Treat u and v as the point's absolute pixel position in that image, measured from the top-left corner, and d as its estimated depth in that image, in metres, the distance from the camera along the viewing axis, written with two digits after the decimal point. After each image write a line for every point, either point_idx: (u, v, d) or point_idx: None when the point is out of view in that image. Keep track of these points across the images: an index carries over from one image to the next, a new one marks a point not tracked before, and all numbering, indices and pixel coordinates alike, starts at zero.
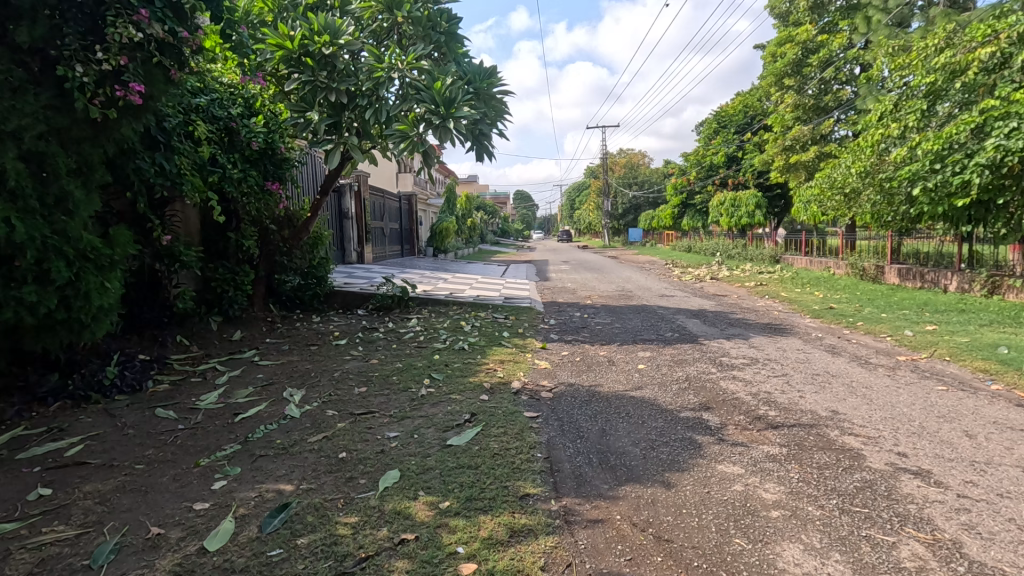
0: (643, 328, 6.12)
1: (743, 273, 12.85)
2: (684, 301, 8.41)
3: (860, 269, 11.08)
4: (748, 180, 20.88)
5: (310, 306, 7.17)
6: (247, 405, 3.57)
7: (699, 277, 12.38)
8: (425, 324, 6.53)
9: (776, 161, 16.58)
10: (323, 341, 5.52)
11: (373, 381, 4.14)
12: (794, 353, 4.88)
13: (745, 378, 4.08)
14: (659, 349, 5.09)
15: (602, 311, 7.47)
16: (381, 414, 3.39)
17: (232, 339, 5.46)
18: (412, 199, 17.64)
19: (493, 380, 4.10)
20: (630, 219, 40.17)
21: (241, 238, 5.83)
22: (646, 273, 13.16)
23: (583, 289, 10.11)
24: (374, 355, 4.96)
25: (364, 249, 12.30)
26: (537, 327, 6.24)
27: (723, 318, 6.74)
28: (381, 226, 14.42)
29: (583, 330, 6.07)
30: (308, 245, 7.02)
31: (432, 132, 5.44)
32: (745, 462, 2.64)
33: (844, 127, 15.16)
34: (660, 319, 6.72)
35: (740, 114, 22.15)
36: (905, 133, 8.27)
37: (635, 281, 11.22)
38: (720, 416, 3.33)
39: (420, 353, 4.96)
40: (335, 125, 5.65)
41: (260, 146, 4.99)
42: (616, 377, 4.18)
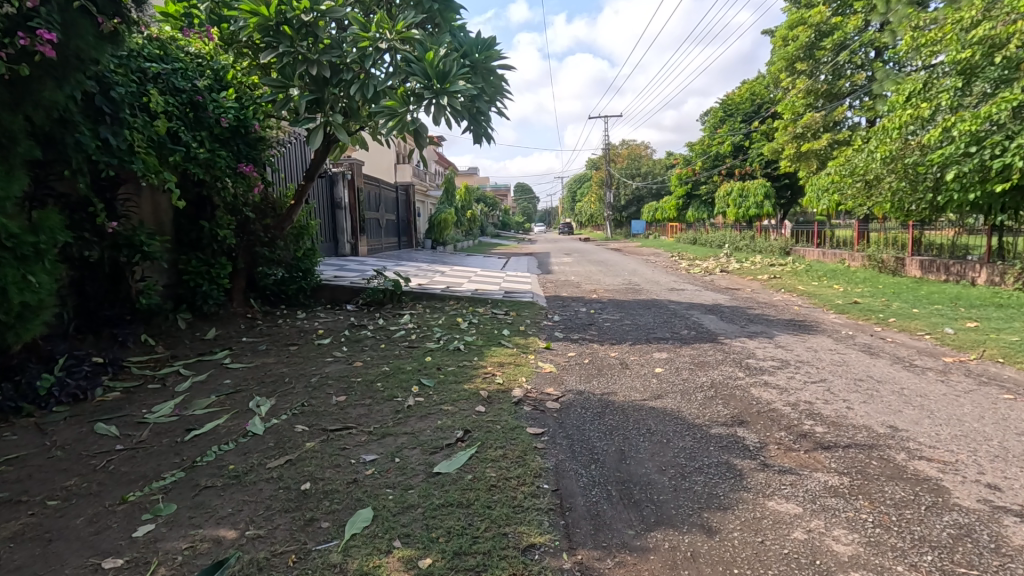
0: (656, 325, 5.60)
1: (754, 266, 12.30)
2: (696, 295, 7.90)
3: (879, 261, 10.53)
4: (756, 170, 20.25)
5: (296, 302, 6.67)
6: (204, 418, 3.06)
7: (708, 270, 11.85)
8: (418, 320, 6.02)
9: (786, 150, 16.00)
10: (305, 340, 5.01)
11: (356, 388, 3.64)
12: (828, 355, 4.37)
13: (779, 384, 3.58)
14: (676, 349, 4.59)
15: (610, 306, 6.95)
16: (360, 430, 2.89)
17: (205, 339, 4.95)
18: (410, 189, 17.05)
19: (491, 386, 3.59)
20: (632, 211, 39.57)
21: (215, 228, 5.32)
22: (653, 266, 12.62)
23: (588, 282, 9.59)
24: (360, 356, 4.45)
25: (358, 240, 11.76)
26: (540, 324, 5.74)
27: (741, 314, 6.22)
28: (377, 217, 13.88)
29: (591, 328, 5.57)
30: (293, 235, 6.49)
31: (424, 108, 4.91)
32: (801, 498, 2.14)
33: (858, 113, 14.56)
34: (673, 315, 6.20)
35: (747, 102, 21.50)
36: (935, 114, 7.71)
37: (642, 274, 10.69)
38: (759, 433, 2.82)
39: (410, 354, 4.46)
40: (317, 102, 5.12)
41: (231, 124, 4.47)
42: (632, 383, 3.67)
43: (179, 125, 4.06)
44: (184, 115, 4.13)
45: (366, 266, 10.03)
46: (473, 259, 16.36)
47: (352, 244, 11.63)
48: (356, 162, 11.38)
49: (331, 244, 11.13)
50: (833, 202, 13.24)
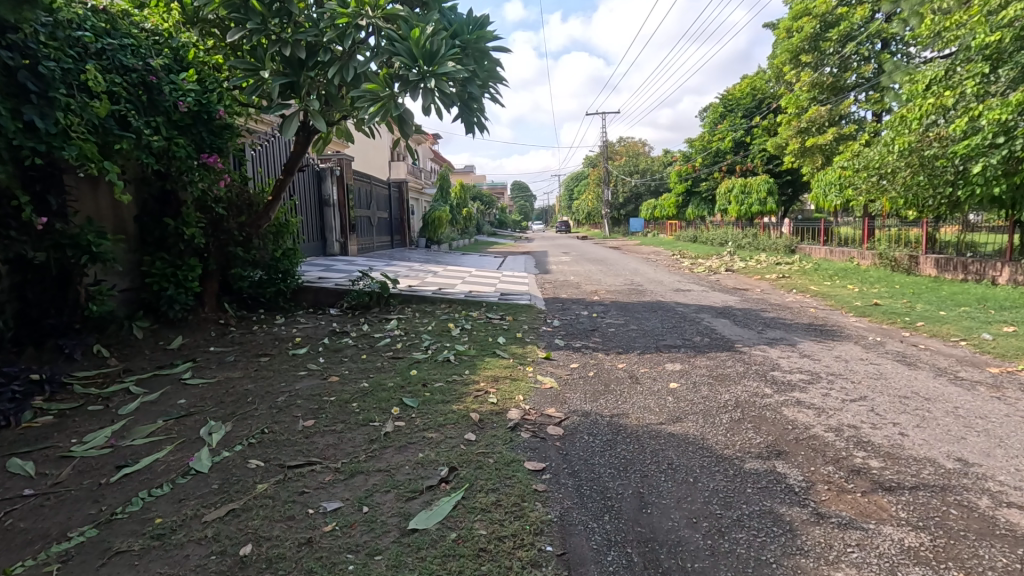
0: (665, 331, 5.13)
1: (759, 264, 11.86)
2: (703, 296, 7.44)
3: (891, 259, 10.10)
4: (758, 166, 19.82)
5: (275, 306, 6.18)
6: (142, 451, 2.59)
7: (713, 269, 11.40)
8: (406, 326, 5.54)
9: (790, 145, 15.56)
10: (280, 350, 4.54)
11: (328, 409, 3.16)
12: (861, 365, 3.91)
13: (814, 402, 3.13)
14: (691, 359, 4.12)
15: (614, 310, 6.48)
16: (325, 467, 2.41)
17: (168, 349, 4.47)
18: (403, 186, 16.53)
19: (483, 408, 3.12)
20: (630, 209, 39.12)
21: (181, 225, 4.83)
22: (655, 266, 12.15)
23: (588, 283, 9.13)
24: (338, 370, 3.97)
25: (348, 239, 11.25)
26: (539, 330, 5.27)
27: (756, 318, 5.75)
28: (368, 215, 13.38)
29: (595, 334, 5.10)
30: (271, 235, 6.00)
31: (410, 92, 4.42)
32: (876, 567, 1.67)
33: (866, 106, 14.11)
34: (683, 318, 5.73)
35: (748, 97, 21.04)
36: (959, 102, 7.26)
37: (644, 274, 10.23)
38: (803, 469, 2.36)
39: (394, 367, 3.98)
40: (292, 86, 4.63)
41: (192, 109, 3.99)
42: (645, 401, 3.21)
43: (127, 108, 3.57)
44: (134, 97, 3.64)
45: (355, 265, 9.56)
46: (469, 258, 15.87)
47: (342, 244, 11.13)
48: (345, 158, 11.04)
49: (319, 243, 10.66)
50: (840, 198, 12.78)
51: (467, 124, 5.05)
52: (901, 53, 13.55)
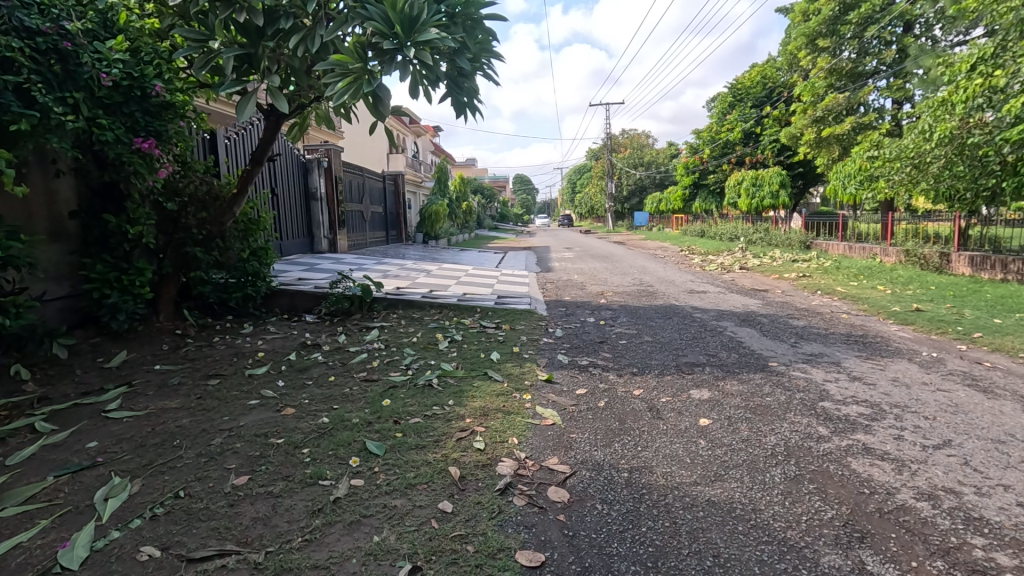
0: (684, 344, 4.46)
1: (776, 262, 11.16)
2: (721, 299, 6.76)
3: (919, 257, 9.39)
4: (769, 158, 19.01)
5: (244, 312, 5.52)
6: (6, 528, 1.94)
7: (726, 267, 10.69)
8: (389, 337, 4.87)
9: (805, 135, 14.81)
10: (235, 369, 3.89)
11: (271, 457, 2.51)
12: (929, 393, 3.23)
13: (888, 449, 2.46)
14: (720, 384, 3.45)
15: (624, 316, 5.80)
16: (242, 562, 1.75)
17: (104, 368, 3.82)
18: (398, 178, 15.83)
19: (467, 457, 2.46)
20: (634, 202, 38.33)
21: (124, 223, 4.17)
22: (664, 263, 11.46)
23: (593, 283, 8.44)
24: (297, 397, 3.32)
25: (337, 235, 10.60)
26: (540, 342, 4.60)
27: (786, 327, 5.07)
28: (361, 209, 12.72)
29: (604, 347, 4.42)
30: (238, 232, 5.33)
31: (386, 64, 3.72)
32: None
33: (887, 94, 13.35)
34: (703, 328, 5.05)
35: (759, 86, 20.24)
36: (1011, 83, 6.54)
37: (654, 272, 9.54)
38: (903, 567, 1.68)
39: (364, 395, 3.32)
40: (248, 59, 3.93)
41: (121, 83, 3.31)
42: (672, 448, 2.54)
43: (31, 80, 2.91)
44: (42, 67, 2.97)
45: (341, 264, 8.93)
46: (467, 254, 15.20)
47: (330, 240, 10.50)
48: (334, 149, 10.43)
49: (306, 239, 10.03)
50: (861, 190, 12.02)
51: (456, 105, 4.37)
52: (926, 36, 12.76)
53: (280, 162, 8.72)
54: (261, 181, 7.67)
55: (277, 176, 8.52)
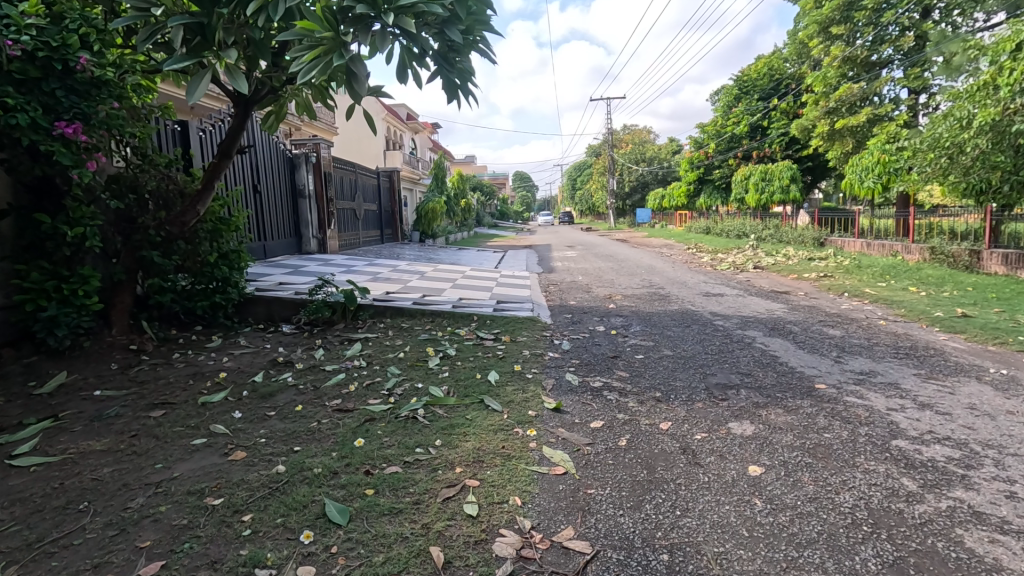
0: (710, 360, 3.87)
1: (790, 260, 10.57)
2: (741, 303, 6.16)
3: (947, 254, 8.80)
4: (777, 152, 18.63)
5: (214, 323, 4.94)
6: None
7: (739, 266, 10.09)
8: (373, 352, 4.30)
9: (817, 127, 14.20)
10: (188, 395, 3.31)
11: (201, 529, 1.92)
12: (1022, 427, 2.65)
13: (1007, 517, 1.88)
14: (764, 416, 2.87)
15: (637, 324, 5.20)
16: None
17: (33, 396, 3.24)
18: (394, 175, 15.21)
19: (454, 530, 1.88)
20: (636, 199, 37.69)
21: (62, 224, 3.58)
22: (673, 262, 10.85)
23: (600, 285, 7.85)
24: (253, 434, 2.74)
25: (328, 234, 10.02)
26: (544, 358, 4.01)
27: (823, 338, 4.47)
28: (353, 207, 12.12)
29: (619, 365, 3.83)
30: (206, 234, 4.76)
31: (360, 33, 3.13)
32: None
33: (905, 83, 12.74)
34: (729, 340, 4.47)
35: (765, 78, 19.65)
36: None
37: (663, 273, 8.96)
38: None
39: (333, 431, 2.74)
40: (199, 29, 3.31)
41: (34, 54, 2.71)
42: (719, 514, 1.97)
43: None
44: None
45: (330, 265, 8.34)
46: (465, 253, 14.60)
47: (320, 240, 9.93)
48: (323, 143, 9.84)
49: (294, 239, 9.44)
50: (880, 184, 11.39)
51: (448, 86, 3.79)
52: (945, 21, 12.16)
53: (262, 156, 8.14)
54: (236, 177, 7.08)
55: (257, 172, 7.93)
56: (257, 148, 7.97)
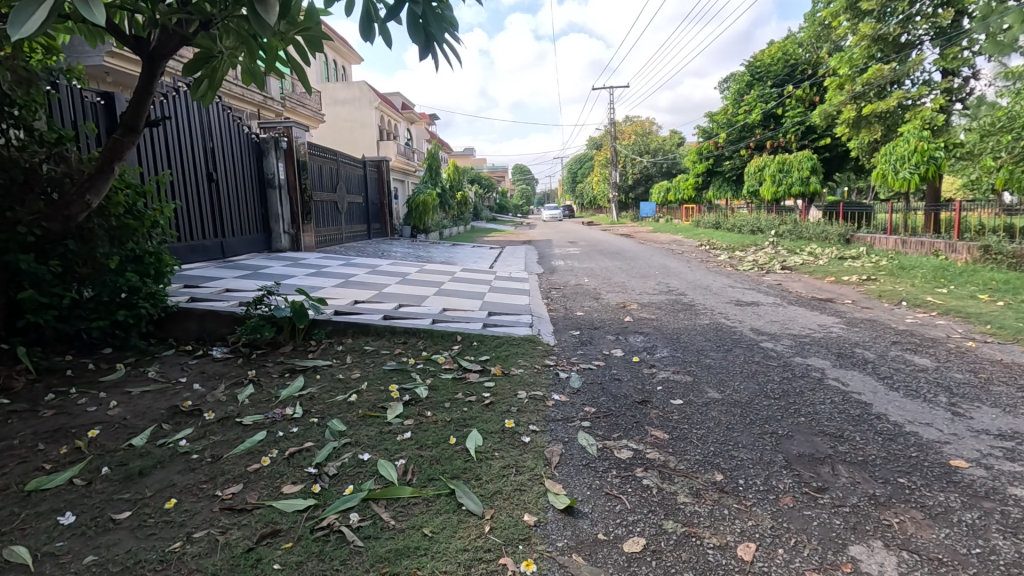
0: (776, 410, 2.81)
1: (819, 259, 9.48)
2: (784, 316, 5.08)
3: (1006, 254, 7.71)
4: (792, 142, 17.68)
5: (124, 345, 3.85)
6: None
7: (763, 267, 9.00)
8: (319, 391, 3.22)
9: (842, 114, 13.12)
10: (22, 472, 2.24)
11: None
12: None
13: None
14: (898, 530, 1.80)
15: (661, 346, 4.13)
16: None
17: None
18: (382, 165, 14.09)
19: None
20: (639, 191, 36.50)
21: None
22: (687, 262, 9.75)
23: (610, 289, 6.77)
24: (67, 570, 1.66)
25: (302, 230, 8.94)
26: (546, 403, 2.95)
27: (911, 371, 3.40)
28: (335, 200, 11.02)
29: (650, 418, 2.77)
30: (109, 234, 3.68)
31: None
32: None
33: (942, 64, 11.59)
34: (788, 373, 3.40)
35: (780, 63, 18.52)
36: None
37: (681, 274, 7.89)
38: None
39: (199, 564, 1.66)
40: None
41: None
42: None
43: None
44: None
45: (298, 266, 7.24)
46: (459, 250, 13.50)
47: (293, 235, 8.83)
48: (296, 126, 8.74)
49: (262, 235, 8.36)
50: (917, 175, 10.27)
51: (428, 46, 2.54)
52: None
53: (214, 139, 7.07)
54: (163, 160, 6.01)
55: (207, 156, 6.86)
56: (206, 128, 6.91)
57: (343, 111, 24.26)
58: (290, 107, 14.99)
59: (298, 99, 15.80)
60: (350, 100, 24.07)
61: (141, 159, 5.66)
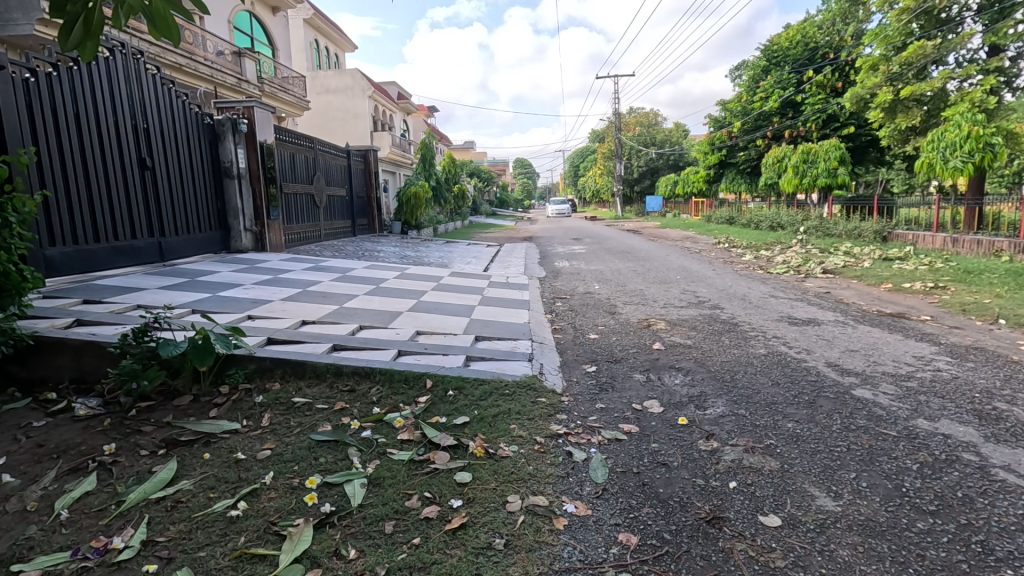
0: (952, 547, 1.63)
1: (863, 260, 8.28)
2: (858, 341, 3.90)
3: None
4: (813, 131, 16.63)
5: None
6: None
7: (799, 270, 7.81)
8: (197, 487, 2.05)
9: (876, 97, 11.90)
10: None
11: None
12: None
13: None
14: None
15: (712, 395, 2.95)
16: None
17: None
18: (371, 155, 12.84)
19: None
20: (645, 184, 35.22)
21: None
22: (709, 263, 8.56)
23: (629, 300, 5.59)
24: None
25: (267, 226, 7.75)
26: (554, 527, 1.77)
27: None
28: (312, 193, 9.81)
29: (735, 568, 1.58)
30: None
31: None
32: None
33: (993, 38, 10.32)
34: (921, 451, 2.23)
35: (799, 46, 17.27)
36: None
37: (709, 280, 6.70)
38: None
39: None
40: None
41: None
42: None
43: None
44: None
45: (252, 271, 6.04)
46: (453, 248, 12.32)
47: (257, 233, 7.67)
48: (259, 107, 7.54)
49: (217, 232, 7.17)
50: (971, 164, 9.04)
51: None
52: None
53: (152, 121, 5.88)
54: (68, 140, 4.83)
55: (138, 138, 5.67)
56: (141, 108, 5.72)
57: (335, 101, 22.99)
58: (268, 92, 13.77)
59: (280, 84, 14.58)
60: (342, 88, 22.82)
61: (33, 139, 4.50)
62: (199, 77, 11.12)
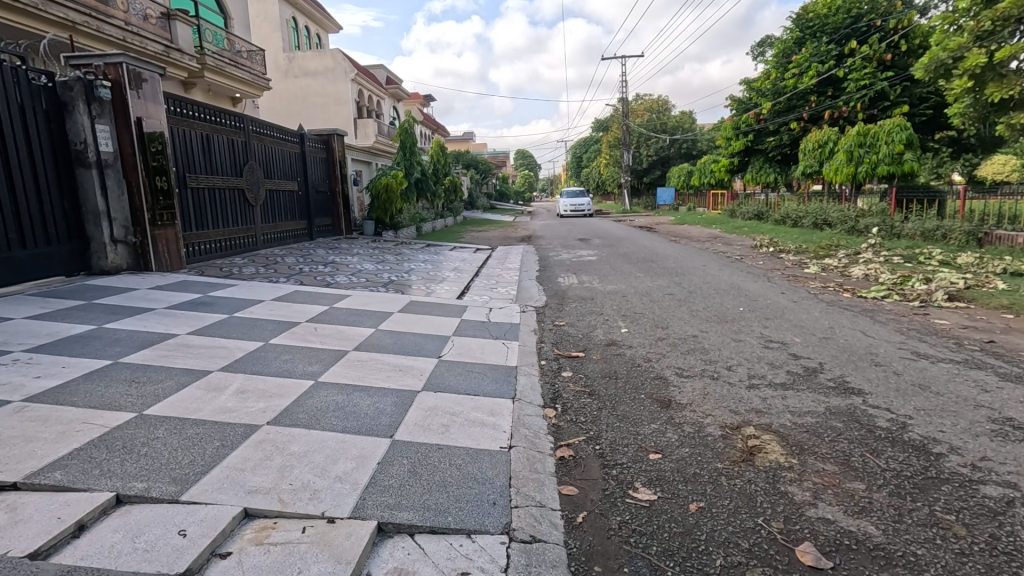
0: None
1: (988, 277, 5.94)
2: None
3: None
4: (857, 111, 14.30)
5: None
6: None
7: (905, 293, 5.50)
8: None
9: (961, 62, 9.50)
10: None
11: None
12: None
13: None
14: None
15: None
16: None
17: None
18: (333, 140, 10.55)
19: None
20: (655, 175, 32.80)
21: None
22: (768, 281, 6.28)
23: (685, 368, 3.28)
24: None
25: (153, 234, 5.49)
26: None
27: None
28: (241, 187, 7.51)
29: None
30: None
31: None
32: None
33: None
34: None
35: (841, 13, 14.79)
36: None
37: (792, 319, 4.38)
38: None
39: None
40: None
41: None
42: None
43: None
44: None
45: (70, 315, 3.74)
46: (433, 253, 9.99)
47: (136, 244, 5.42)
48: (133, 63, 5.22)
49: (65, 246, 4.91)
50: None
51: None
52: None
53: None
54: None
55: None
56: None
57: (313, 85, 20.60)
58: (213, 66, 11.40)
59: (232, 58, 12.22)
60: (320, 71, 20.45)
61: None
62: (107, 41, 8.75)
